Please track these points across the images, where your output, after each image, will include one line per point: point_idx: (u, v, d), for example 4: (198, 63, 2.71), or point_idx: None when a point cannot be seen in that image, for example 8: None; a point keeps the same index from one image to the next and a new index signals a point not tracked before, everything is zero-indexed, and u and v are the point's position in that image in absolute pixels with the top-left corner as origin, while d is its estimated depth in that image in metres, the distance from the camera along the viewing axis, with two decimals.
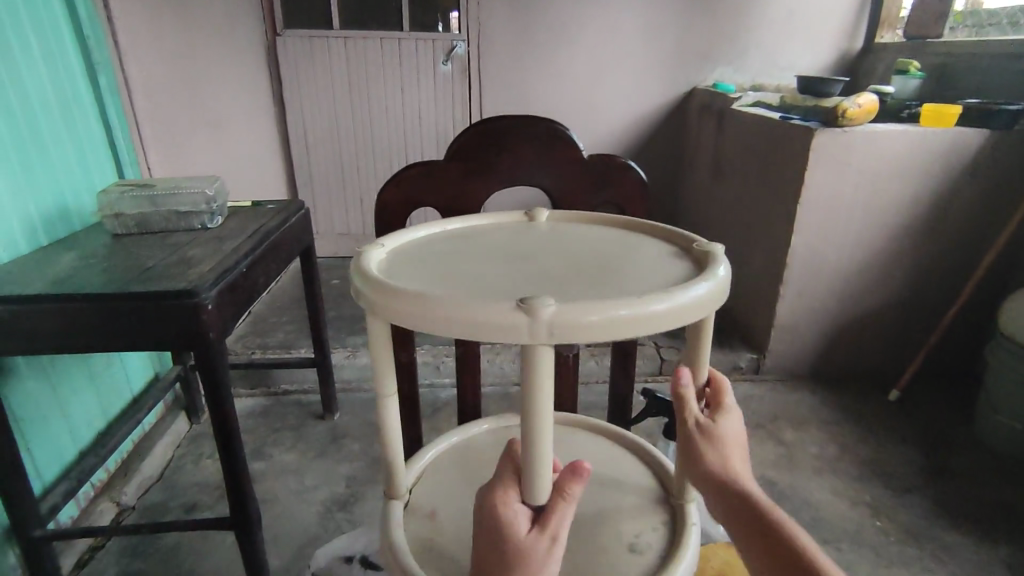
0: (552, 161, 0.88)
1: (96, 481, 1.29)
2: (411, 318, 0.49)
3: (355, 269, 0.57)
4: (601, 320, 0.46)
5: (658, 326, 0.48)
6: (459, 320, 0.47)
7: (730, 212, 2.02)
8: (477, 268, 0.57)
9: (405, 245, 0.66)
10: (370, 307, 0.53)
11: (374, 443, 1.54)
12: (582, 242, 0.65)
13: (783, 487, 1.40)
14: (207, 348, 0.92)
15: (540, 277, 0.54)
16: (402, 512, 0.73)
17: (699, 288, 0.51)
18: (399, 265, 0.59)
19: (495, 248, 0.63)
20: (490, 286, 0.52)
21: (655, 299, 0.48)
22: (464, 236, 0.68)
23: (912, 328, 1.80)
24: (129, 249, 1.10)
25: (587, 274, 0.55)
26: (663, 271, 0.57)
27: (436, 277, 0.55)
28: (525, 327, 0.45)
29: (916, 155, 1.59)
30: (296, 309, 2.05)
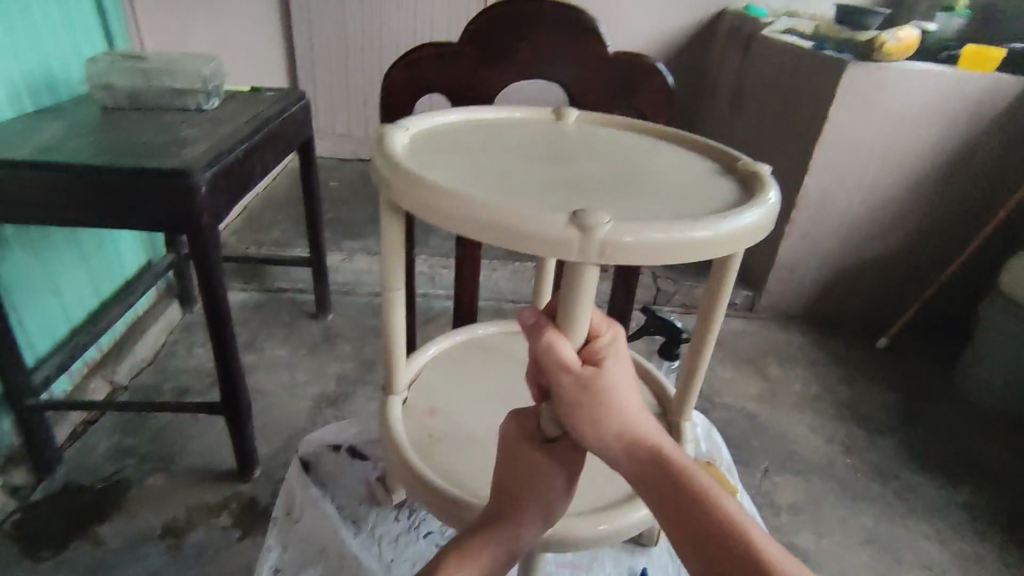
0: (576, 56, 0.82)
1: (89, 358, 1.31)
2: (445, 219, 0.43)
3: (379, 152, 0.50)
4: (653, 243, 0.41)
5: (706, 255, 0.44)
6: (502, 228, 0.41)
7: (746, 144, 1.95)
8: (513, 169, 0.51)
9: (428, 130, 0.59)
10: (395, 197, 0.47)
11: (365, 346, 1.56)
12: (619, 150, 0.59)
13: (761, 420, 1.44)
14: (200, 233, 0.90)
15: (583, 187, 0.48)
16: (401, 408, 0.72)
17: (753, 215, 0.47)
18: (426, 152, 0.52)
19: (530, 148, 0.56)
20: (532, 192, 0.46)
21: (709, 223, 0.44)
22: (491, 129, 0.62)
23: (912, 278, 1.79)
24: (119, 123, 1.04)
25: (631, 188, 0.50)
26: (708, 191, 0.52)
27: (469, 172, 0.49)
28: (575, 246, 0.41)
29: (948, 98, 1.52)
30: (293, 207, 2.01)
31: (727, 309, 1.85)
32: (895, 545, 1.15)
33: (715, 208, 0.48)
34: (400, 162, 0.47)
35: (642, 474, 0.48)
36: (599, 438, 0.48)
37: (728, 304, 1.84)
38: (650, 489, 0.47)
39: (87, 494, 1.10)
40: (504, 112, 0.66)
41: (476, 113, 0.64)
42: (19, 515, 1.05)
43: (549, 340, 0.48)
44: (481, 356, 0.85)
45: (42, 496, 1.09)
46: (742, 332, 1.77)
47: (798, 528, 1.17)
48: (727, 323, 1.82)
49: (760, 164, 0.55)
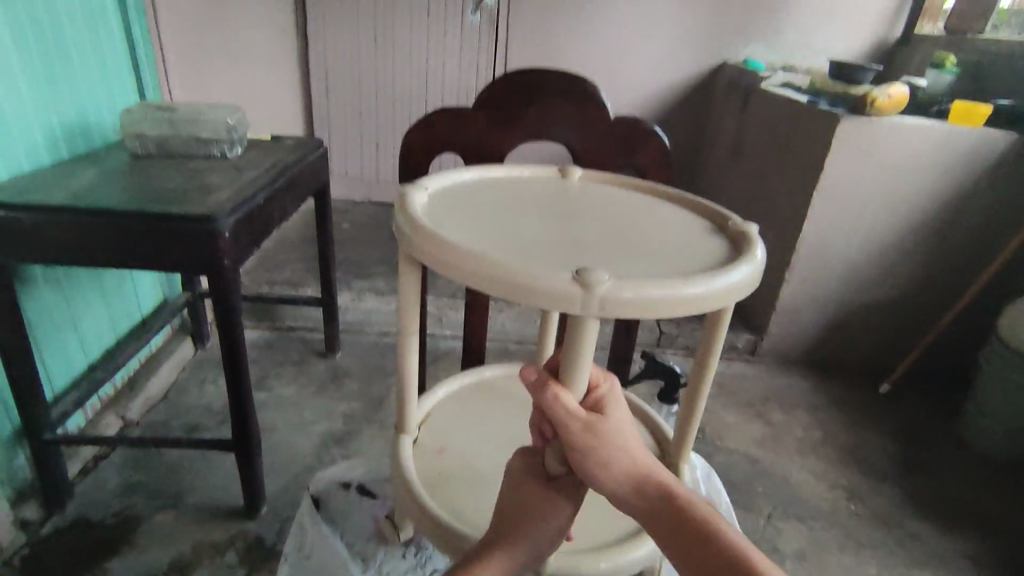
0: (580, 119, 0.87)
1: (103, 394, 1.34)
2: (459, 274, 0.47)
3: (400, 211, 0.55)
4: (647, 299, 0.45)
5: (698, 310, 0.48)
6: (510, 284, 0.45)
7: (746, 192, 2.01)
8: (522, 227, 0.55)
9: (445, 189, 0.64)
10: (414, 252, 0.51)
11: (373, 385, 1.58)
12: (620, 208, 0.64)
13: (765, 465, 1.44)
14: (221, 274, 0.94)
15: (585, 245, 0.53)
16: (410, 447, 0.75)
17: (740, 274, 0.50)
18: (444, 211, 0.57)
19: (536, 206, 0.61)
20: (539, 250, 0.50)
21: (700, 281, 0.48)
22: (504, 187, 0.67)
23: (911, 324, 1.81)
24: (148, 170, 1.10)
25: (630, 246, 0.54)
26: (700, 249, 0.56)
27: (482, 230, 0.53)
28: (578, 301, 0.44)
29: (940, 152, 1.58)
30: (306, 248, 2.06)
31: (730, 353, 1.87)
32: None
33: (706, 266, 0.52)
34: (420, 221, 0.51)
35: (651, 508, 0.51)
36: (611, 480, 0.51)
37: (731, 348, 1.86)
38: (659, 521, 0.51)
39: (97, 529, 1.11)
40: (513, 170, 0.71)
41: (488, 172, 0.70)
42: (28, 550, 1.06)
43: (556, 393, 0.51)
44: (488, 396, 0.88)
45: (52, 530, 1.10)
46: (746, 376, 1.79)
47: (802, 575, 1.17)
48: (730, 366, 1.84)
49: (748, 224, 0.59)
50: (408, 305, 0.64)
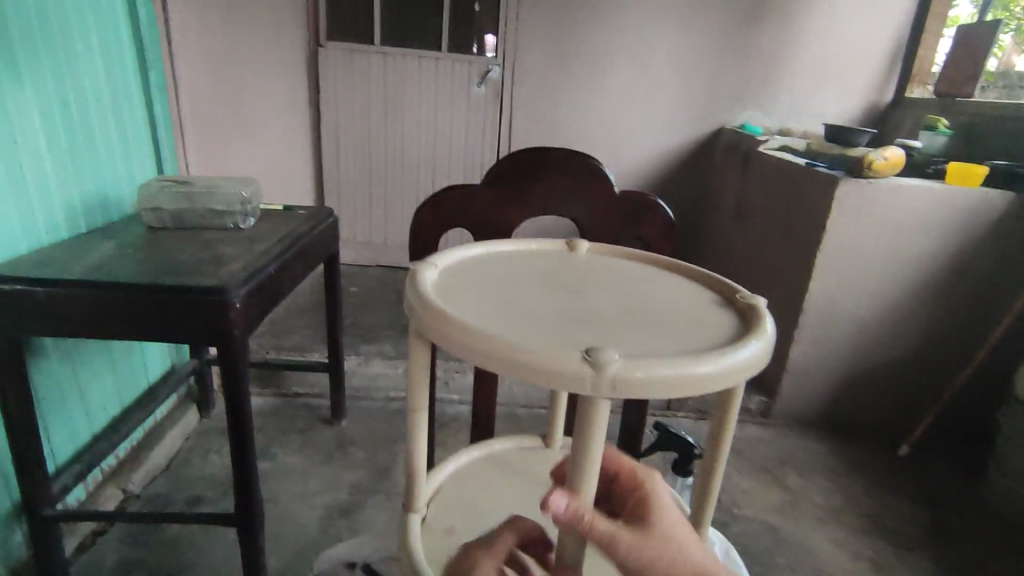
0: (585, 195, 0.90)
1: (106, 466, 1.32)
2: (469, 354, 0.47)
3: (410, 290, 0.55)
4: (657, 377, 0.45)
5: (710, 387, 0.47)
6: (520, 365, 0.45)
7: (750, 253, 2.03)
8: (531, 303, 0.56)
9: (453, 265, 0.64)
10: (424, 330, 0.51)
11: (379, 453, 1.55)
12: (628, 282, 0.65)
13: (785, 535, 1.38)
14: (231, 345, 0.95)
15: (594, 322, 0.53)
16: (418, 527, 0.72)
17: (751, 349, 0.50)
18: (453, 288, 0.57)
19: (545, 281, 0.62)
20: (548, 328, 0.50)
21: (710, 358, 0.48)
22: (510, 262, 0.67)
23: (926, 384, 1.78)
24: (164, 242, 1.13)
25: (639, 322, 0.54)
26: (709, 323, 0.56)
27: (491, 307, 0.54)
28: (588, 382, 0.44)
29: (939, 212, 1.60)
30: (314, 313, 2.08)
31: (743, 415, 1.84)
32: None
33: (716, 342, 0.52)
34: (430, 300, 0.52)
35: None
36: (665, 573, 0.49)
37: (743, 410, 1.83)
38: None
39: None
40: (521, 245, 0.72)
41: (490, 248, 0.70)
42: None
43: (594, 518, 0.48)
44: (497, 473, 0.86)
45: None
46: (760, 440, 1.75)
47: None
48: (743, 429, 1.80)
49: (756, 297, 0.60)
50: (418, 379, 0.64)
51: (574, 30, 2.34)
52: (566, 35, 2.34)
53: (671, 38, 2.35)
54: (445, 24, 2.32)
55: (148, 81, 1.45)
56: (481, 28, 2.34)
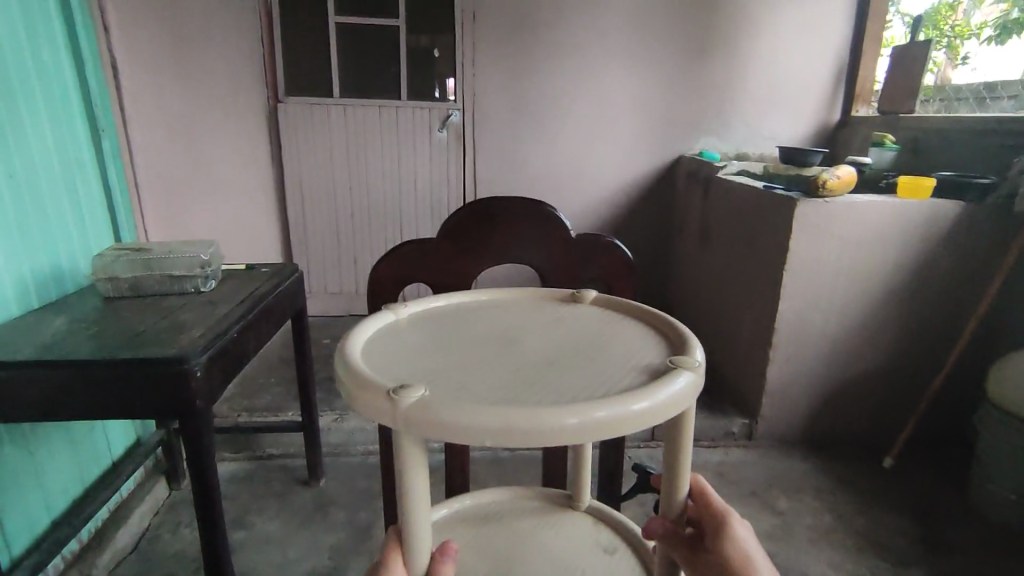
0: (543, 241, 0.90)
1: (67, 552, 1.25)
2: (600, 431, 0.44)
3: (459, 412, 0.43)
4: (655, 405, 0.46)
5: (688, 402, 0.49)
6: (649, 411, 0.46)
7: (718, 276, 2.06)
8: (517, 367, 0.52)
9: (371, 345, 0.57)
10: (400, 424, 0.44)
11: (360, 511, 1.50)
12: (510, 322, 0.64)
13: (779, 560, 1.36)
14: (194, 416, 0.91)
15: (584, 356, 0.55)
16: None
17: (697, 353, 0.54)
18: (397, 371, 0.51)
19: (471, 345, 0.57)
20: (585, 377, 0.50)
21: (680, 374, 0.50)
22: (423, 325, 0.63)
23: (902, 392, 1.80)
24: (121, 313, 1.09)
25: (592, 360, 0.54)
26: (618, 321, 0.64)
27: (451, 377, 0.50)
28: (690, 394, 0.49)
29: (895, 225, 1.65)
30: (286, 369, 2.03)
31: (727, 440, 1.83)
32: None
33: (657, 337, 0.60)
34: (395, 388, 0.46)
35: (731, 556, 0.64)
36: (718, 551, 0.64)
37: (726, 435, 1.82)
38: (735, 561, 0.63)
39: None
40: (368, 328, 0.60)
41: (394, 315, 0.64)
42: None
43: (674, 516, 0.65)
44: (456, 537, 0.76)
45: None
46: (745, 464, 1.74)
47: None
48: (728, 454, 1.79)
49: (658, 310, 0.64)
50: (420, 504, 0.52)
51: (529, 71, 2.39)
52: (523, 75, 2.39)
53: (624, 73, 2.43)
54: (404, 73, 2.35)
55: (101, 149, 1.43)
56: (440, 75, 2.38)
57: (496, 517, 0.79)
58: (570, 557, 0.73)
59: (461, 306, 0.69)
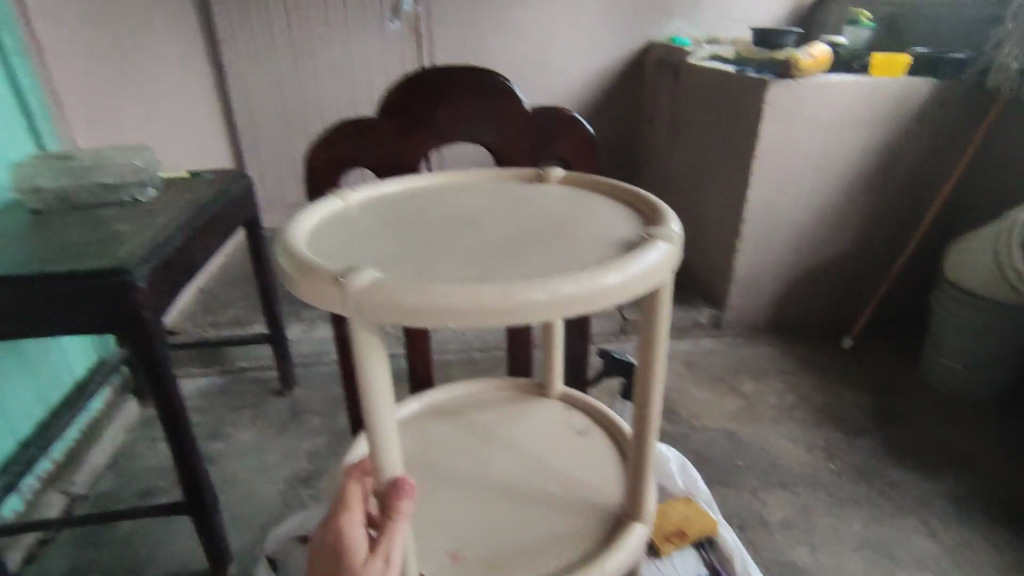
0: (496, 117, 0.82)
1: (41, 471, 1.24)
2: (571, 308, 0.39)
3: (415, 294, 0.38)
4: (630, 278, 0.41)
5: (667, 272, 0.45)
6: (625, 283, 0.41)
7: (688, 168, 2.01)
8: (481, 246, 0.47)
9: (315, 233, 0.50)
10: (352, 310, 0.39)
11: (336, 416, 1.51)
12: (471, 204, 0.57)
13: (743, 437, 1.43)
14: (143, 328, 0.87)
15: (554, 232, 0.49)
16: None
17: (674, 224, 0.49)
18: (346, 257, 0.45)
19: (429, 228, 0.51)
20: (555, 253, 0.45)
21: (657, 244, 0.45)
22: (375, 211, 0.56)
23: (865, 275, 1.84)
24: (51, 226, 1.01)
25: (561, 235, 0.49)
26: (588, 198, 0.58)
27: (406, 260, 0.44)
28: (668, 267, 0.45)
29: (867, 105, 1.60)
30: (249, 283, 1.97)
31: (695, 330, 1.87)
32: (889, 547, 1.14)
33: (631, 211, 0.54)
34: (343, 272, 0.40)
35: None
36: None
37: (694, 325, 1.86)
38: None
39: None
40: (315, 216, 0.53)
41: (342, 202, 0.57)
42: None
43: None
44: (426, 431, 0.75)
45: None
46: (712, 351, 1.79)
47: (795, 544, 1.16)
48: (696, 343, 1.83)
49: (631, 184, 0.58)
50: (379, 421, 0.45)
51: None
52: None
53: None
54: None
55: (4, 46, 1.27)
56: None
57: (467, 411, 0.79)
58: (538, 444, 0.73)
59: (416, 190, 0.62)
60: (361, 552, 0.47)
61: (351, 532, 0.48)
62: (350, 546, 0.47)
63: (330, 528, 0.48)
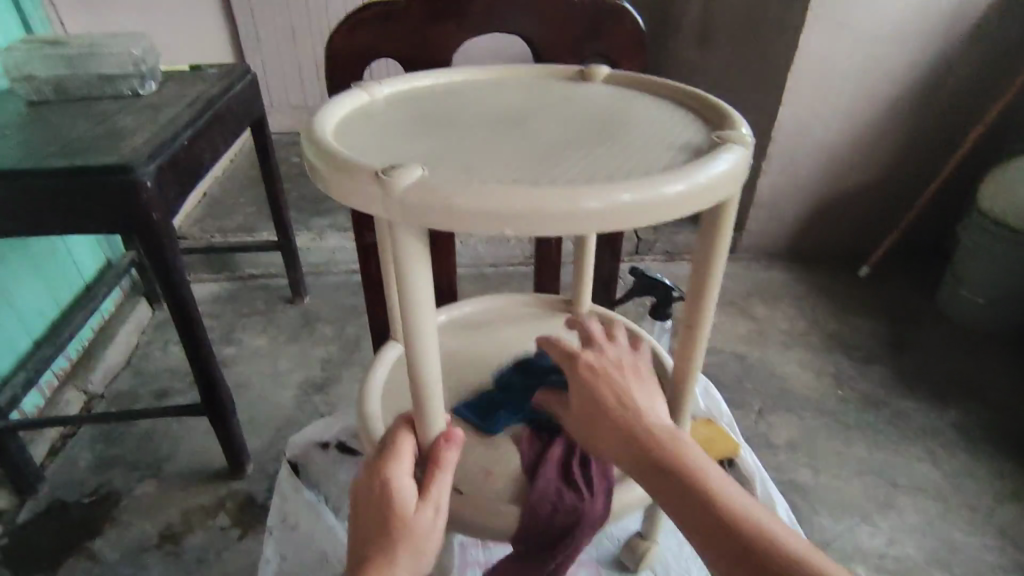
0: (536, 5, 0.74)
1: (58, 369, 1.25)
2: (631, 218, 0.36)
3: (470, 197, 0.35)
4: (696, 186, 0.38)
5: (736, 183, 0.41)
6: (691, 192, 0.37)
7: (715, 81, 1.89)
8: (526, 146, 0.42)
9: (345, 127, 0.46)
10: (394, 210, 0.36)
11: (348, 326, 1.51)
12: (511, 101, 0.52)
13: (754, 361, 1.44)
14: (153, 229, 0.84)
15: (606, 134, 0.45)
16: (381, 423, 0.62)
17: (744, 129, 0.44)
18: (382, 154, 0.41)
19: (465, 126, 0.46)
20: (612, 156, 0.41)
21: (726, 151, 0.41)
22: (405, 106, 0.51)
23: (892, 202, 1.77)
24: (48, 118, 0.96)
25: (615, 138, 0.44)
26: (641, 100, 0.53)
27: (447, 159, 0.40)
28: (737, 180, 0.40)
29: (920, 16, 1.47)
30: (256, 189, 1.91)
31: None
32: (891, 471, 1.17)
33: (690, 115, 0.49)
34: (385, 168, 0.36)
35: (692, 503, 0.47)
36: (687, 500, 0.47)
37: None
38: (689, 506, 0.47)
39: (76, 510, 1.07)
40: (342, 109, 0.48)
41: (369, 95, 0.52)
42: (10, 540, 1.02)
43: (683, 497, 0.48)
44: (454, 343, 0.75)
45: (27, 516, 1.06)
46: (727, 274, 1.76)
47: (798, 465, 1.18)
48: None
49: (690, 85, 0.53)
50: (422, 336, 0.43)
51: None
52: None
53: None
54: None
55: None
56: None
57: (492, 326, 0.77)
58: None
59: (448, 85, 0.57)
60: (412, 500, 0.46)
61: (402, 479, 0.46)
62: (401, 495, 0.45)
63: (378, 475, 0.47)
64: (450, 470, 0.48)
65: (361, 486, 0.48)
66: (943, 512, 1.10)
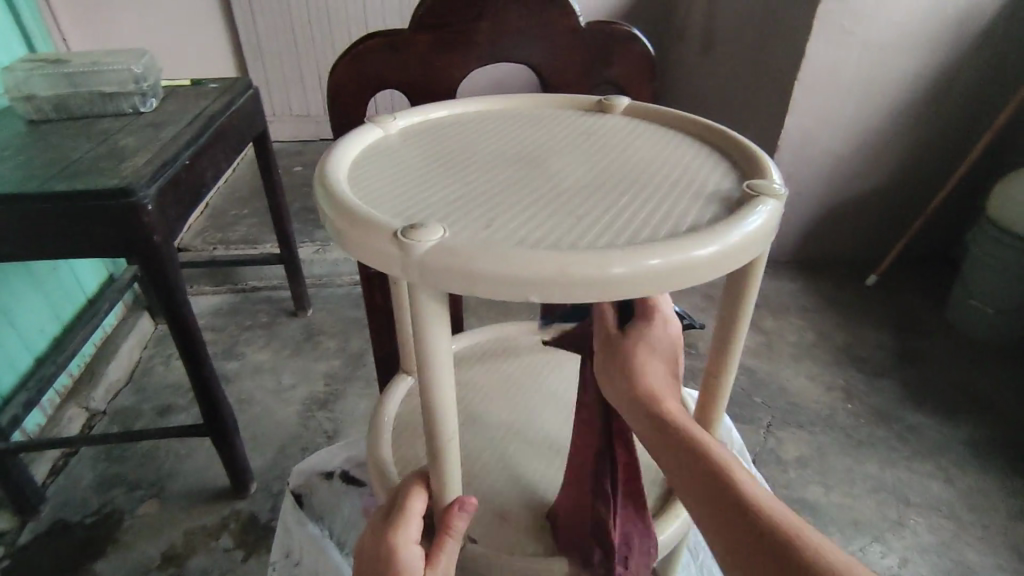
0: (545, 32, 0.73)
1: (60, 387, 1.25)
2: (664, 282, 0.35)
3: (496, 265, 0.33)
4: (730, 248, 0.36)
5: (768, 238, 0.40)
6: (726, 253, 0.36)
7: (721, 89, 1.87)
8: (550, 194, 0.41)
9: (360, 169, 0.45)
10: (413, 274, 0.34)
11: (351, 340, 1.50)
12: (528, 137, 0.51)
13: (761, 373, 1.42)
14: (154, 252, 0.83)
15: (632, 179, 0.44)
16: (391, 458, 0.61)
17: (774, 179, 0.43)
18: (400, 203, 0.40)
19: (484, 167, 0.45)
20: (641, 209, 0.39)
21: (758, 206, 0.39)
22: (422, 142, 0.50)
23: (899, 211, 1.76)
24: (49, 138, 0.95)
25: (639, 184, 0.43)
26: (664, 138, 0.51)
27: (468, 209, 0.39)
28: (771, 234, 0.39)
29: (926, 23, 1.46)
30: (259, 201, 1.91)
31: None
32: (902, 488, 1.16)
33: (716, 158, 0.48)
34: (404, 229, 0.35)
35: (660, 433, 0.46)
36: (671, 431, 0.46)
37: None
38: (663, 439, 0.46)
39: (78, 530, 1.06)
40: (355, 149, 0.47)
41: (384, 130, 0.51)
42: (11, 562, 1.01)
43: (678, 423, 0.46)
44: (465, 375, 0.74)
45: (29, 537, 1.05)
46: None
47: (807, 482, 1.17)
48: None
49: (712, 122, 0.52)
50: (441, 400, 0.41)
51: None
52: None
53: None
54: None
55: None
56: None
57: (503, 358, 0.77)
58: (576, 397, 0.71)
59: (462, 118, 0.56)
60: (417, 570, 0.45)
61: (407, 548, 0.45)
62: (405, 565, 0.44)
63: (383, 541, 0.46)
64: (457, 538, 0.45)
65: (371, 543, 0.47)
66: (955, 531, 1.09)
